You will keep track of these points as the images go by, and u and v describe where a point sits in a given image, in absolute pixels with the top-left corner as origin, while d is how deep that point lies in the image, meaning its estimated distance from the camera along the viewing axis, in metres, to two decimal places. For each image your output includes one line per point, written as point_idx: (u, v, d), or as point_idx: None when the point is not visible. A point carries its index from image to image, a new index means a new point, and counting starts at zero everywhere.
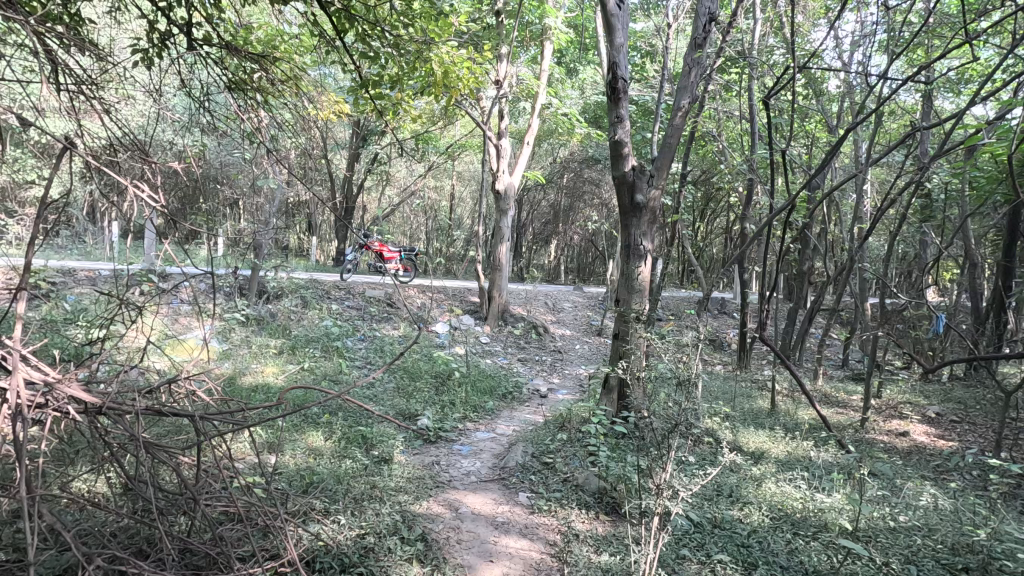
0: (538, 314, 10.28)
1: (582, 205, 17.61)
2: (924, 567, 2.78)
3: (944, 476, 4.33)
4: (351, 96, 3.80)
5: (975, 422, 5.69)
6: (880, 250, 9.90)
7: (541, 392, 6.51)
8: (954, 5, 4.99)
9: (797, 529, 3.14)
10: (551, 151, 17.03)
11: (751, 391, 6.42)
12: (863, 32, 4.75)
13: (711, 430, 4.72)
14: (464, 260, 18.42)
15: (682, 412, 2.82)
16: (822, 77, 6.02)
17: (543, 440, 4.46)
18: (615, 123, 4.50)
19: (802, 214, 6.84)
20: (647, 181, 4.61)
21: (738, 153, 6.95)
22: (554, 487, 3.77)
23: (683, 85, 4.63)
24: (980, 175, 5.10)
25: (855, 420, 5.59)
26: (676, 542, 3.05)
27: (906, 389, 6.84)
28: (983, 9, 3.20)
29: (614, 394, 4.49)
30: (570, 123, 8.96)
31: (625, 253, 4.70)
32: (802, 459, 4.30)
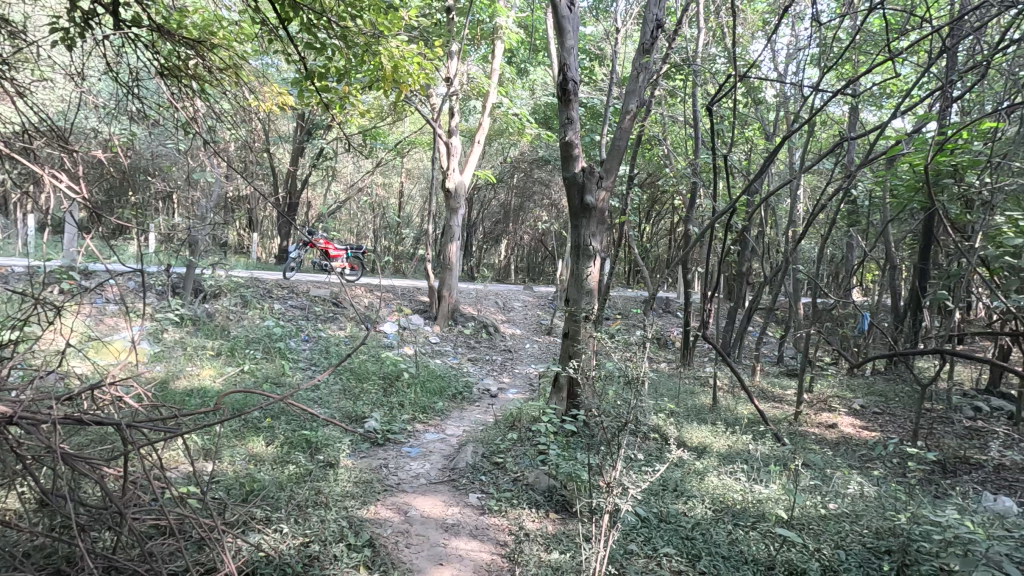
0: (490, 313, 10.26)
1: (532, 205, 17.72)
2: (853, 552, 2.96)
3: (869, 465, 4.61)
4: (295, 89, 3.64)
5: (895, 413, 6.12)
6: (812, 252, 10.46)
7: (491, 392, 6.48)
8: (879, 23, 5.32)
9: (738, 520, 3.27)
10: (501, 150, 17.03)
11: (694, 387, 6.64)
12: (798, 46, 4.98)
13: (657, 427, 4.85)
14: (412, 259, 18.23)
15: (631, 410, 2.85)
16: (760, 86, 6.29)
17: (493, 440, 4.44)
18: (565, 124, 4.54)
19: (742, 217, 7.13)
20: (596, 182, 4.67)
21: (682, 157, 7.16)
22: (504, 486, 3.76)
23: (631, 89, 4.71)
24: (900, 184, 5.47)
25: (789, 414, 5.88)
26: (624, 538, 3.11)
27: (835, 383, 7.26)
28: (905, 29, 3.42)
29: (564, 393, 4.53)
30: (520, 123, 9.01)
31: (575, 254, 4.74)
32: (742, 452, 4.48)
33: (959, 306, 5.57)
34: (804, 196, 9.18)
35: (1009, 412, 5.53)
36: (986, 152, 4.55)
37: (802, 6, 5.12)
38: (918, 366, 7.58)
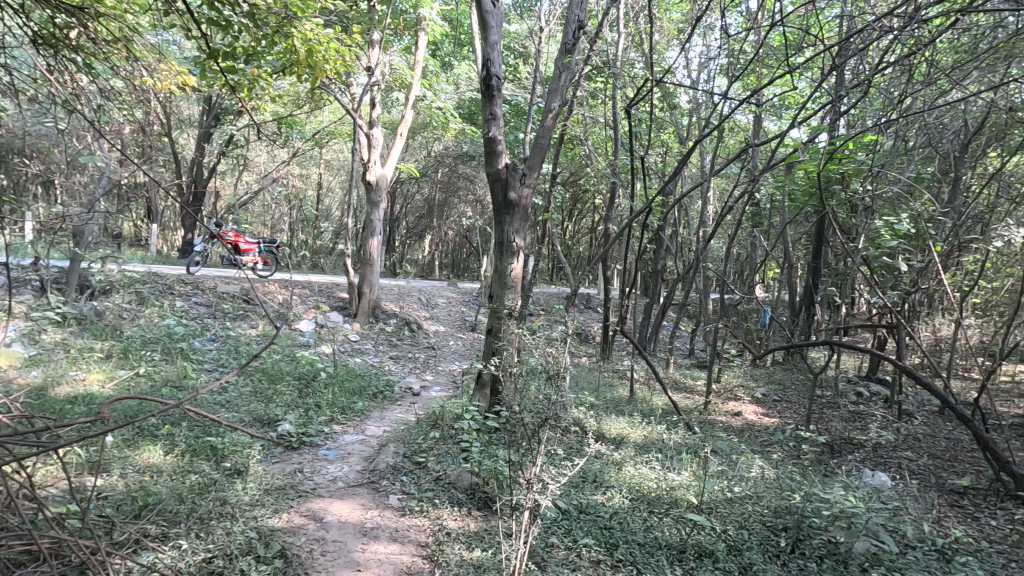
0: (412, 310, 10.06)
1: (457, 201, 16.76)
2: (754, 531, 3.18)
3: (769, 449, 4.98)
4: (197, 68, 3.37)
5: (791, 400, 6.66)
6: (720, 251, 11.13)
7: (414, 390, 6.35)
8: (780, 39, 5.72)
9: (652, 508, 3.41)
10: (425, 144, 16.84)
11: (613, 381, 6.87)
12: (709, 55, 5.25)
13: (578, 420, 4.97)
14: (332, 255, 17.57)
15: (552, 406, 2.88)
16: (674, 92, 6.58)
17: (415, 439, 4.35)
18: (489, 120, 4.52)
19: (657, 217, 7.45)
20: (519, 179, 4.69)
21: (603, 157, 7.36)
22: (426, 486, 3.68)
23: (554, 88, 4.76)
24: (796, 189, 5.94)
25: (700, 404, 6.23)
26: (545, 531, 3.16)
27: (740, 373, 7.77)
28: (801, 45, 3.69)
29: (487, 390, 4.52)
30: (444, 117, 8.88)
31: (499, 250, 4.72)
32: (657, 442, 4.69)
33: (845, 302, 6.13)
34: (714, 198, 9.76)
35: (884, 396, 6.18)
36: (868, 162, 5.02)
37: (713, 18, 5.40)
38: (811, 356, 8.29)
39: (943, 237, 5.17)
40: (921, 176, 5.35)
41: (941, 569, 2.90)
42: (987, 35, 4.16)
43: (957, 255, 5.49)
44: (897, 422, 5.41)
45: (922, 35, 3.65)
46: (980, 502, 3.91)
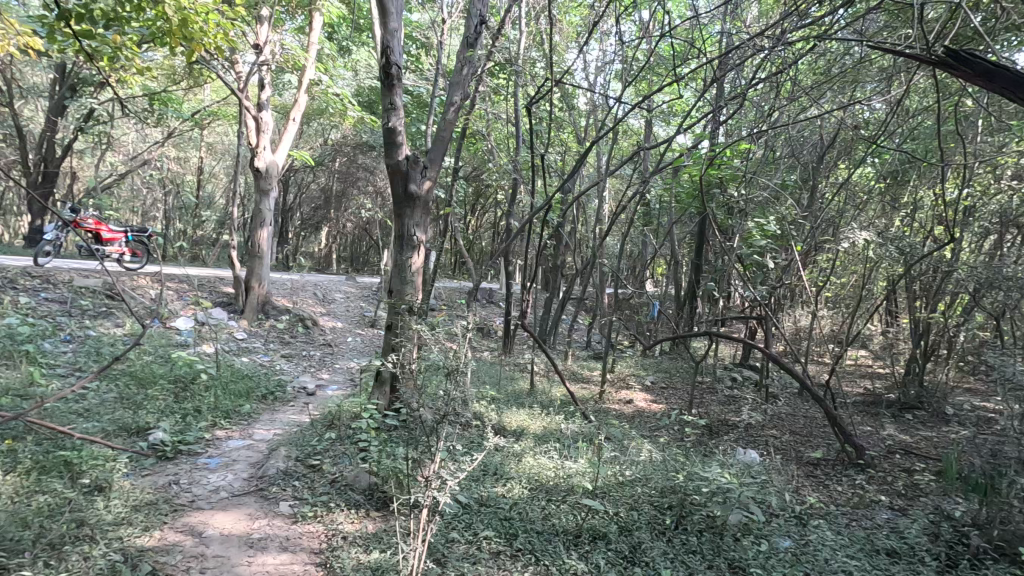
0: (307, 305, 9.56)
1: (356, 192, 15.62)
2: (643, 511, 3.38)
3: (657, 433, 5.33)
4: (44, 28, 2.93)
5: (677, 387, 7.19)
6: (615, 248, 11.70)
7: (308, 389, 6.03)
8: (669, 49, 6.09)
9: (550, 496, 3.51)
10: (321, 132, 16.05)
11: (514, 374, 6.99)
12: (604, 60, 5.47)
13: (479, 414, 5.00)
14: (216, 246, 16.27)
15: (451, 402, 2.85)
16: (573, 94, 6.79)
17: (309, 441, 4.13)
18: (389, 109, 4.39)
19: (556, 214, 7.67)
20: (420, 172, 4.59)
21: (505, 154, 7.44)
22: (320, 490, 3.51)
23: (455, 81, 4.71)
24: (681, 191, 6.37)
25: (595, 394, 6.53)
26: (445, 527, 3.14)
27: (632, 363, 8.24)
28: (686, 57, 3.94)
29: (386, 387, 4.41)
30: (342, 104, 8.46)
31: (399, 243, 4.60)
32: (555, 432, 4.84)
33: (723, 296, 6.69)
34: (609, 197, 10.22)
35: (754, 381, 6.85)
36: (742, 169, 5.51)
37: (609, 24, 5.63)
38: (693, 345, 8.98)
39: (802, 238, 5.81)
40: (785, 182, 5.97)
41: (798, 533, 3.27)
42: (838, 62, 4.71)
43: (813, 254, 6.19)
44: (764, 403, 6.02)
45: (786, 56, 4.05)
46: (829, 471, 4.47)
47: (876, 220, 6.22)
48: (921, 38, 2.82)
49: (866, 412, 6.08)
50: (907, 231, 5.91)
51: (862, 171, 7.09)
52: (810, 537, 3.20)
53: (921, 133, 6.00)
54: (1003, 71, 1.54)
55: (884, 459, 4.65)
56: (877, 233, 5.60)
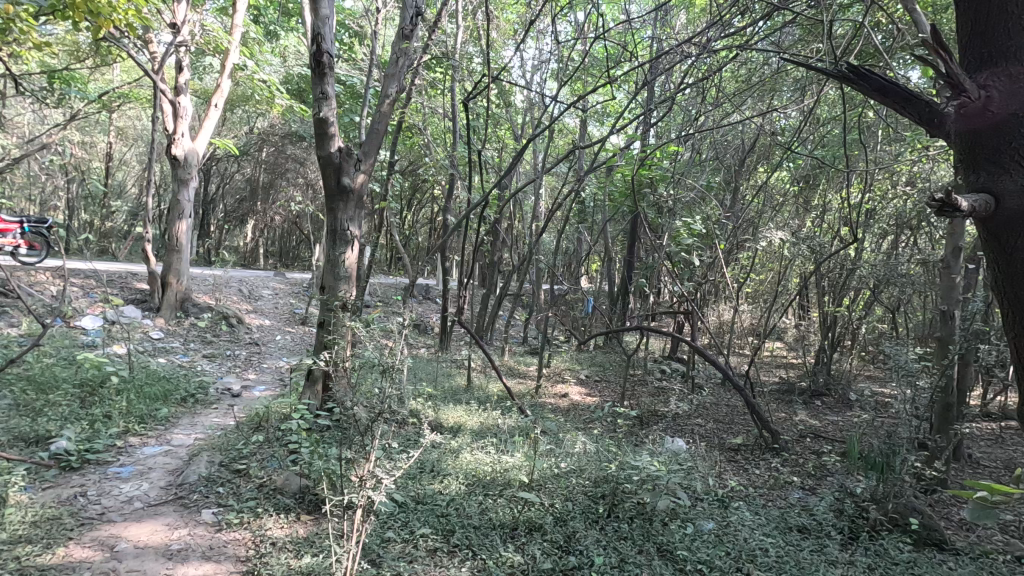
0: (231, 302, 9.06)
1: (284, 183, 15.02)
2: (577, 501, 3.46)
3: (591, 424, 5.47)
4: None
5: (610, 380, 7.40)
6: (551, 245, 11.87)
7: (233, 390, 5.72)
8: (603, 50, 6.24)
9: (487, 490, 3.53)
10: (247, 120, 15.24)
11: (451, 370, 6.95)
12: (541, 59, 5.52)
13: (415, 411, 4.94)
14: (128, 239, 15.11)
15: (386, 400, 2.79)
16: (510, 90, 6.81)
17: (234, 445, 3.93)
18: (320, 99, 4.22)
19: (494, 210, 7.67)
20: (354, 165, 4.45)
21: (442, 148, 7.37)
22: (246, 495, 3.34)
23: (391, 73, 4.60)
24: (615, 190, 6.56)
25: (531, 388, 6.61)
26: (381, 526, 3.09)
27: (567, 357, 8.40)
28: (619, 58, 4.03)
29: (318, 386, 4.27)
30: (269, 91, 8.07)
31: (331, 238, 4.46)
32: (492, 427, 4.86)
33: (653, 292, 6.95)
34: (545, 195, 10.36)
35: (682, 372, 7.18)
36: (671, 170, 5.73)
37: (545, 23, 5.68)
38: (625, 340, 9.27)
39: (725, 237, 6.14)
40: (711, 184, 6.28)
41: (720, 515, 3.46)
42: (758, 71, 5.00)
43: (735, 253, 6.56)
44: (691, 394, 6.32)
45: (711, 64, 4.25)
46: (749, 456, 4.76)
47: (791, 221, 6.67)
48: (831, 52, 3.03)
49: (781, 400, 6.53)
50: (817, 231, 6.38)
51: (779, 175, 7.57)
52: (730, 518, 3.39)
53: (830, 141, 6.48)
54: (896, 85, 1.34)
55: (797, 443, 5.00)
56: (791, 233, 6.01)
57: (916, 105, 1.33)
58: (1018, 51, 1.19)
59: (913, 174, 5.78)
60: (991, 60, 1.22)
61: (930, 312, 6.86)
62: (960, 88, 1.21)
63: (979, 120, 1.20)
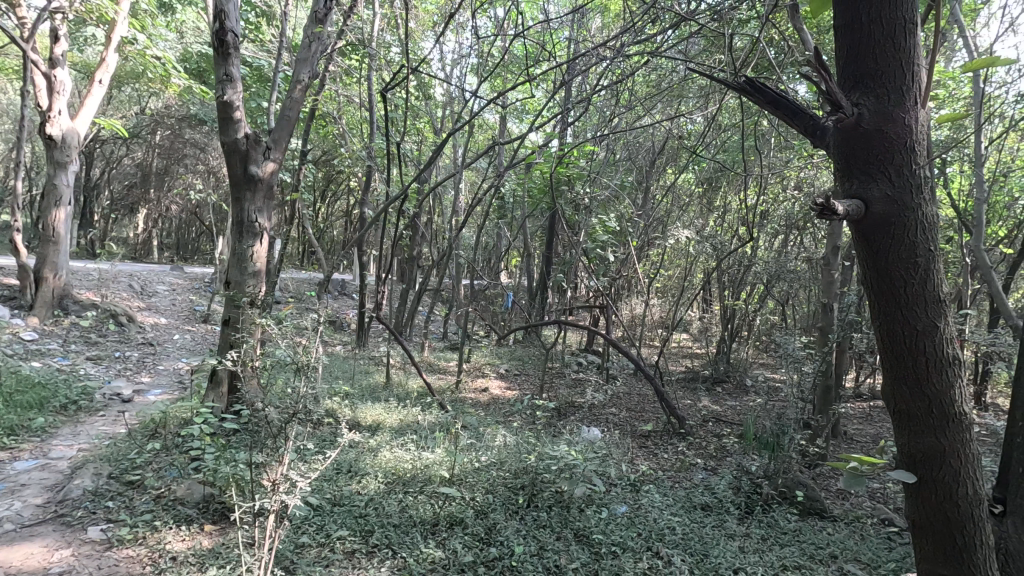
0: (120, 298, 8.26)
1: (182, 170, 13.88)
2: (498, 493, 3.51)
3: (511, 417, 5.56)
4: None
5: (528, 373, 7.54)
6: (470, 240, 11.87)
7: (123, 395, 5.24)
8: (522, 48, 6.30)
9: (407, 488, 3.49)
10: (137, 99, 13.90)
11: (369, 367, 6.78)
12: (460, 53, 5.49)
13: (331, 411, 4.78)
14: None
15: (301, 400, 2.67)
16: (429, 83, 6.71)
17: (125, 455, 3.60)
18: (223, 81, 3.96)
19: (412, 204, 7.54)
20: (263, 153, 4.20)
21: (358, 139, 7.12)
22: (141, 508, 3.07)
23: (302, 57, 4.39)
24: (534, 186, 6.68)
25: (452, 383, 6.59)
26: (294, 532, 2.96)
27: (487, 352, 8.46)
28: (537, 57, 4.09)
29: (223, 388, 4.01)
30: (164, 69, 7.41)
31: (237, 230, 4.19)
32: (412, 424, 4.80)
33: (570, 287, 7.16)
34: (465, 189, 10.33)
35: (597, 364, 7.47)
36: (587, 169, 5.92)
37: (465, 17, 5.66)
38: (544, 333, 9.49)
39: (637, 234, 6.44)
40: (623, 183, 6.56)
41: (632, 498, 3.65)
42: (667, 78, 5.27)
43: (647, 250, 6.90)
44: (606, 384, 6.60)
45: (624, 68, 4.42)
46: (658, 441, 5.05)
47: (696, 220, 7.11)
48: (731, 64, 3.26)
49: (687, 388, 6.97)
50: (719, 230, 6.86)
51: (685, 176, 8.04)
52: (641, 501, 3.59)
53: (730, 147, 6.98)
54: (785, 98, 1.32)
55: (701, 428, 5.38)
56: (696, 232, 6.42)
57: (804, 119, 1.32)
58: (884, 72, 1.13)
59: (800, 180, 6.36)
60: (856, 75, 1.17)
61: (813, 304, 7.60)
62: (835, 106, 1.15)
63: (848, 136, 1.16)
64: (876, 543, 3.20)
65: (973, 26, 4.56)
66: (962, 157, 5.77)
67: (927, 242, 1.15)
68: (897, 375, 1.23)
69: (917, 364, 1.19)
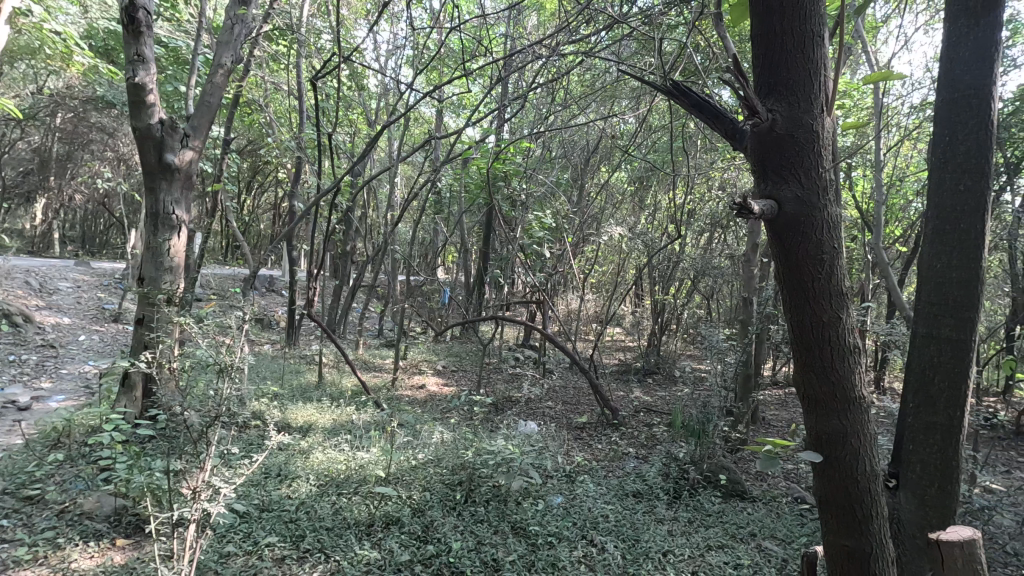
0: (15, 296, 7.50)
1: (87, 156, 12.75)
2: (435, 490, 3.49)
3: (449, 414, 5.53)
4: None
5: (466, 369, 7.52)
6: (406, 235, 11.67)
7: (19, 403, 4.76)
8: (459, 42, 6.24)
9: (341, 489, 3.40)
10: (33, 76, 12.63)
11: (300, 366, 6.53)
12: (395, 44, 5.35)
13: (258, 413, 4.57)
14: None
15: (223, 403, 2.53)
16: (363, 73, 6.50)
17: (22, 468, 3.28)
18: (135, 62, 3.67)
19: (345, 197, 7.30)
20: (180, 140, 3.93)
21: (286, 128, 6.81)
22: (41, 525, 2.81)
23: (224, 40, 4.14)
24: (471, 182, 6.64)
25: (388, 381, 6.46)
26: (218, 541, 2.81)
27: (425, 349, 8.36)
28: (473, 54, 4.03)
29: (137, 392, 3.74)
30: (65, 45, 6.76)
31: (151, 222, 3.91)
32: (346, 423, 4.67)
33: (507, 283, 7.19)
34: (401, 183, 10.13)
35: (533, 359, 7.57)
36: (523, 165, 5.95)
37: (400, 7, 5.52)
38: (481, 329, 9.50)
39: (572, 231, 6.56)
40: (559, 180, 6.67)
41: (568, 489, 3.73)
42: (601, 79, 5.40)
43: (582, 246, 7.05)
44: (542, 378, 6.70)
45: (560, 66, 4.47)
46: (593, 432, 5.18)
47: (628, 218, 7.34)
48: (660, 68, 3.38)
49: (620, 379, 7.20)
50: (650, 227, 7.11)
51: (618, 174, 8.26)
52: (577, 491, 3.67)
53: (660, 147, 7.25)
54: (709, 103, 1.37)
55: (633, 418, 5.57)
56: (628, 229, 6.63)
57: (726, 123, 1.37)
58: (797, 82, 1.19)
59: (723, 181, 6.72)
60: (771, 82, 1.22)
61: (735, 298, 8.05)
62: (753, 112, 1.20)
63: (762, 135, 1.20)
64: (790, 520, 3.44)
65: (874, 43, 4.96)
66: (865, 163, 6.28)
67: (830, 239, 1.19)
68: (803, 368, 1.26)
69: (822, 351, 1.21)
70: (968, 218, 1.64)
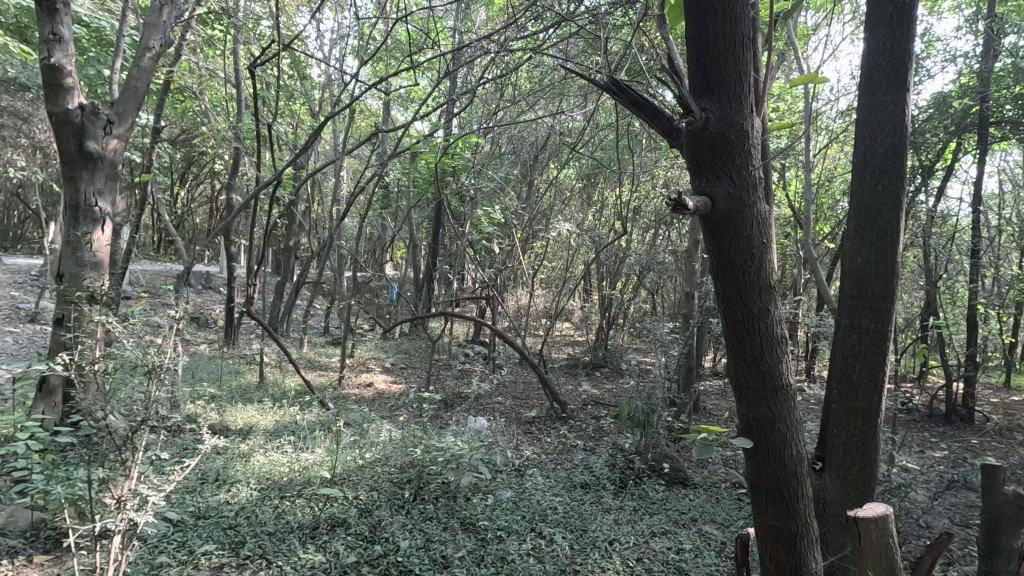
0: None
1: None
2: (383, 490, 3.43)
3: (397, 411, 5.44)
4: None
5: (415, 366, 7.44)
6: (352, 230, 11.39)
7: None
8: (406, 34, 6.11)
9: (284, 492, 3.29)
10: None
11: (239, 366, 6.25)
12: (338, 33, 5.17)
13: (194, 416, 4.35)
14: None
15: (151, 408, 2.38)
16: (304, 61, 6.26)
17: None
18: (50, 41, 3.39)
19: (288, 190, 7.03)
20: (102, 127, 3.67)
21: (222, 117, 6.47)
22: None
23: (152, 22, 3.88)
24: (419, 176, 6.53)
25: (333, 380, 6.29)
26: (150, 552, 2.66)
27: (372, 346, 8.20)
28: (420, 47, 3.93)
29: (57, 397, 3.48)
30: None
31: (70, 214, 3.64)
32: (289, 424, 4.51)
33: (456, 279, 7.14)
34: (346, 176, 9.86)
35: (483, 355, 7.56)
36: (472, 160, 5.90)
37: None
38: (430, 325, 9.40)
39: (521, 227, 6.58)
40: (508, 177, 6.68)
41: (517, 483, 3.76)
42: (549, 77, 5.42)
43: (531, 241, 7.09)
44: (492, 374, 6.71)
45: (508, 62, 4.45)
46: (542, 426, 5.23)
47: (576, 215, 7.43)
48: (606, 67, 3.43)
49: (569, 374, 7.30)
50: (597, 224, 7.23)
51: (566, 171, 8.35)
52: (526, 485, 3.70)
53: (607, 145, 7.38)
54: (647, 101, 1.41)
55: (581, 411, 5.67)
56: (576, 226, 6.72)
57: (663, 121, 1.41)
58: (728, 83, 1.24)
59: (666, 179, 6.92)
60: (705, 82, 1.26)
61: (678, 293, 8.32)
62: (687, 110, 1.23)
63: (696, 134, 1.25)
64: (728, 504, 3.60)
65: (806, 50, 5.21)
66: (797, 164, 6.61)
67: (759, 235, 1.25)
68: (736, 358, 1.31)
69: (752, 342, 1.26)
70: (884, 217, 1.76)
